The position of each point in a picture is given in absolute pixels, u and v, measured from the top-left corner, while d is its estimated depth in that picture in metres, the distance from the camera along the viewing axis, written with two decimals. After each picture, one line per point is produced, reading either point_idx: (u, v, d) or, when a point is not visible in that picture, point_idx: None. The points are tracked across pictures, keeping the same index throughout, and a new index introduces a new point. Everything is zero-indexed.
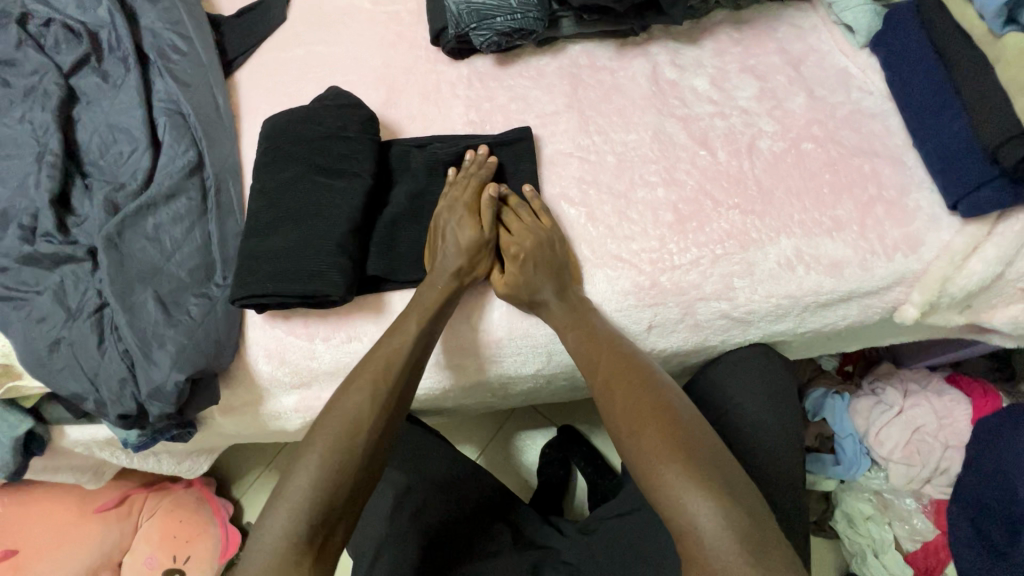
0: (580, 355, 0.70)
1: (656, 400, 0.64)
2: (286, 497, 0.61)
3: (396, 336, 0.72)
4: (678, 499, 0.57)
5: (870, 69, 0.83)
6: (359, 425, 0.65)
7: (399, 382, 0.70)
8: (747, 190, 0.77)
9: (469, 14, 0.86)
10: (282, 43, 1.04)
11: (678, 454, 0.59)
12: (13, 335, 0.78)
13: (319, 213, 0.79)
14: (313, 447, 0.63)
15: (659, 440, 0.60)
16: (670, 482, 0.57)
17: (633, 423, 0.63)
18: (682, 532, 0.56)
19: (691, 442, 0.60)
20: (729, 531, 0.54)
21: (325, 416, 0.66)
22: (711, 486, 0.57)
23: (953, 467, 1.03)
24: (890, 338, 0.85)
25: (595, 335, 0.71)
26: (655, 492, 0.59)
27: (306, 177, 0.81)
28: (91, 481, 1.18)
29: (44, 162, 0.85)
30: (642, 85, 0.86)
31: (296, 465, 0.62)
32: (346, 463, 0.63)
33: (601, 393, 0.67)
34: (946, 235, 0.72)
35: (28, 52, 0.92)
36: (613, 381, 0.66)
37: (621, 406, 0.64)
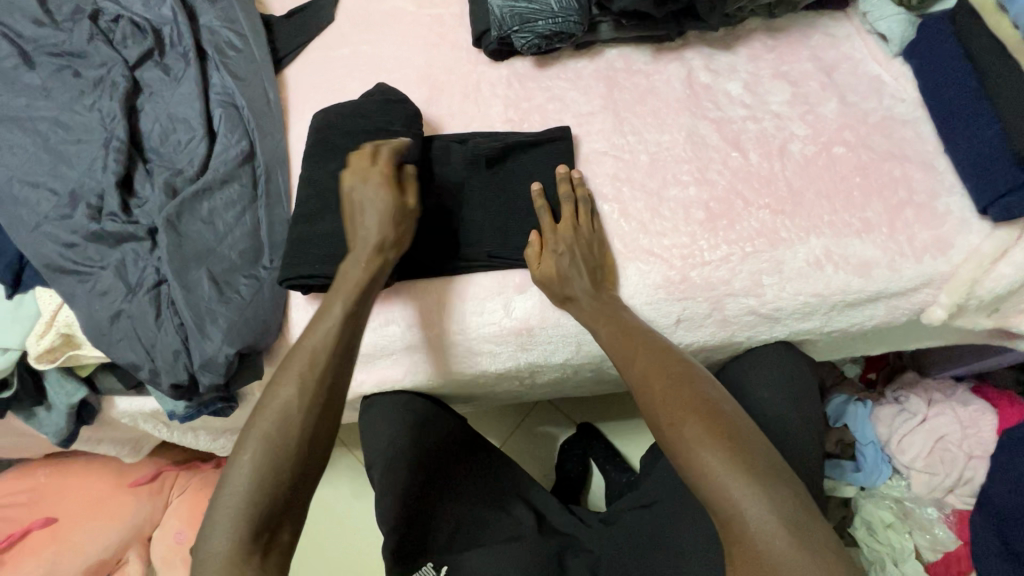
0: (613, 345, 0.72)
1: (692, 388, 0.66)
2: (219, 506, 0.61)
3: (325, 322, 0.71)
4: (725, 488, 0.58)
5: (903, 77, 0.84)
6: (294, 416, 0.65)
7: (334, 367, 0.69)
8: (778, 191, 0.79)
9: (512, 17, 0.90)
10: (329, 43, 1.09)
11: (720, 444, 0.61)
12: (78, 306, 0.83)
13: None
14: (252, 441, 0.63)
15: (700, 430, 0.62)
16: (716, 473, 0.59)
17: (674, 413, 0.64)
18: (728, 521, 0.58)
19: (732, 430, 0.62)
20: (777, 518, 0.56)
21: (252, 418, 0.65)
22: (756, 475, 0.59)
23: (977, 476, 1.03)
24: (915, 341, 0.86)
25: (630, 327, 0.73)
26: (700, 483, 0.60)
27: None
28: (129, 455, 1.24)
29: (111, 148, 0.91)
30: (677, 88, 0.89)
31: (228, 473, 0.62)
32: (285, 455, 0.63)
33: (635, 385, 0.69)
34: (975, 239, 0.73)
35: (99, 46, 0.99)
36: (649, 372, 0.68)
37: (658, 397, 0.66)
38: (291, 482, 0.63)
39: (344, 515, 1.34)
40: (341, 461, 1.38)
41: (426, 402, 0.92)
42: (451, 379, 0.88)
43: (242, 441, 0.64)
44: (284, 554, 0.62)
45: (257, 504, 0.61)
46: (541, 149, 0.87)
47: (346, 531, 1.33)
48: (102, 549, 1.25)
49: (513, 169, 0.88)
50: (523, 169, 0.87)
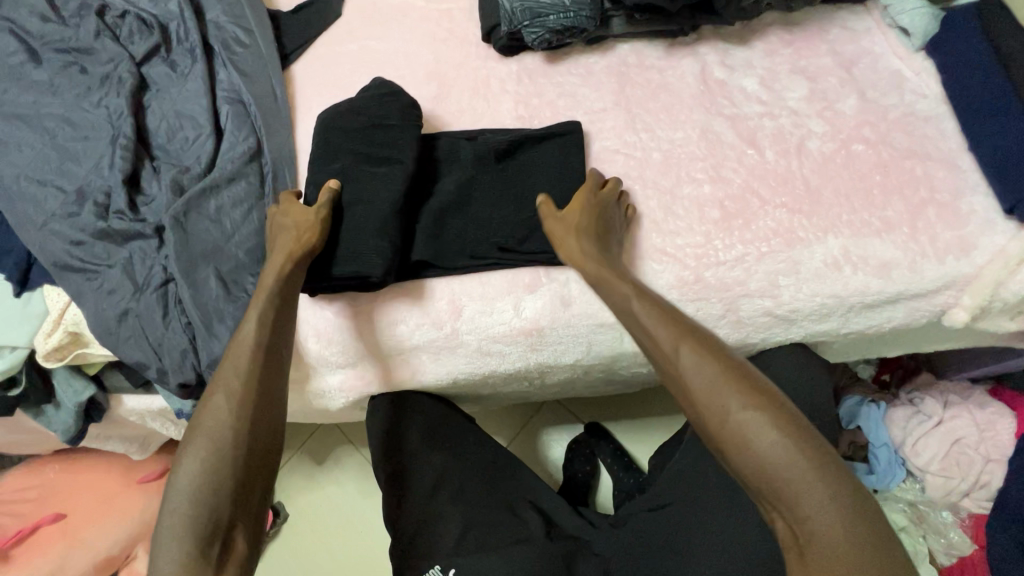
0: (654, 328, 0.64)
1: (744, 375, 0.59)
2: (163, 523, 0.61)
3: (244, 330, 0.72)
4: (802, 490, 0.53)
5: (926, 72, 0.82)
6: (228, 425, 0.65)
7: (260, 372, 0.70)
8: (795, 189, 0.77)
9: (523, 11, 0.88)
10: (336, 39, 1.08)
11: (788, 440, 0.55)
12: (86, 305, 0.83)
13: (360, 200, 0.82)
14: (189, 454, 0.64)
15: (765, 425, 0.56)
16: (791, 471, 0.54)
17: (733, 406, 0.57)
18: (799, 523, 0.53)
19: (797, 423, 0.56)
20: (853, 518, 0.52)
21: (188, 435, 0.66)
22: (828, 472, 0.54)
23: (993, 480, 1.01)
24: (933, 343, 0.84)
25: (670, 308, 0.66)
26: (764, 482, 0.55)
27: (347, 166, 0.84)
28: (138, 452, 1.24)
29: (118, 145, 0.90)
30: (691, 84, 0.87)
31: (169, 490, 0.62)
32: (218, 461, 0.63)
33: (682, 373, 0.61)
34: (1000, 239, 0.71)
35: (105, 42, 0.98)
36: (699, 360, 0.60)
37: (712, 388, 0.59)
38: (232, 488, 0.63)
39: (351, 513, 1.34)
40: (348, 459, 1.38)
41: (434, 405, 0.93)
42: (461, 378, 0.88)
43: (179, 455, 0.64)
44: (239, 559, 0.62)
45: (195, 514, 0.60)
46: (552, 143, 0.86)
47: (352, 530, 1.33)
48: (111, 545, 1.25)
49: (521, 163, 0.86)
50: (532, 163, 0.86)
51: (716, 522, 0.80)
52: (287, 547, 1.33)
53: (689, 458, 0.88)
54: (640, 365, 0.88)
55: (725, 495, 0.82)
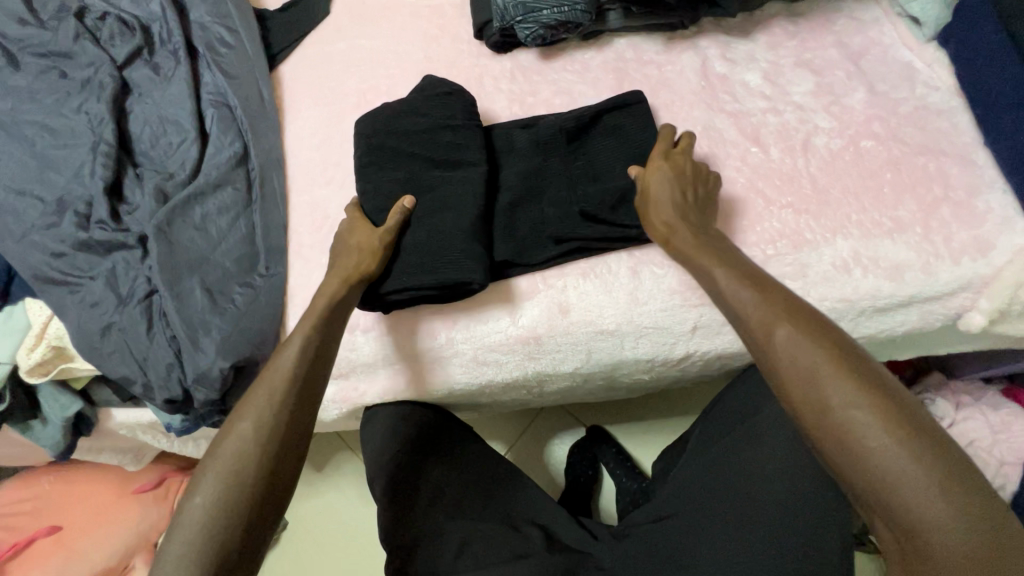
0: (748, 307, 0.60)
1: (852, 364, 0.53)
2: (170, 547, 0.56)
3: (285, 355, 0.68)
4: (905, 495, 0.47)
5: (937, 63, 0.78)
6: (249, 462, 0.60)
7: (297, 406, 0.65)
8: (801, 189, 0.74)
9: (516, 6, 0.85)
10: (325, 37, 1.05)
11: (896, 430, 0.49)
12: (68, 319, 0.80)
13: (444, 204, 0.78)
14: (203, 485, 0.58)
15: (871, 415, 0.50)
16: (898, 472, 0.48)
17: (831, 390, 0.52)
18: (902, 526, 0.47)
19: (913, 420, 0.50)
20: (973, 532, 0.45)
21: (210, 454, 0.61)
22: (947, 469, 0.47)
23: (1008, 484, 0.97)
24: (948, 346, 0.80)
25: (770, 286, 0.62)
26: (862, 474, 0.49)
27: (421, 174, 0.80)
28: (132, 464, 1.22)
29: (99, 152, 0.87)
30: (691, 79, 0.83)
31: (181, 511, 0.58)
32: (231, 501, 0.58)
33: (774, 354, 0.57)
34: (1020, 238, 0.67)
35: (85, 45, 0.95)
36: (796, 344, 0.56)
37: (809, 370, 0.54)
38: (243, 524, 0.57)
39: (349, 521, 1.31)
40: (347, 466, 1.36)
41: (431, 414, 0.90)
42: (460, 387, 0.84)
43: (193, 482, 0.59)
44: None
45: (205, 545, 0.55)
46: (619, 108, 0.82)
47: (349, 539, 1.30)
48: (109, 556, 1.23)
49: (596, 141, 0.82)
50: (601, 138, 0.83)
51: (722, 534, 0.76)
52: (285, 558, 1.31)
53: (688, 469, 0.86)
54: (642, 372, 0.85)
55: (728, 507, 0.78)
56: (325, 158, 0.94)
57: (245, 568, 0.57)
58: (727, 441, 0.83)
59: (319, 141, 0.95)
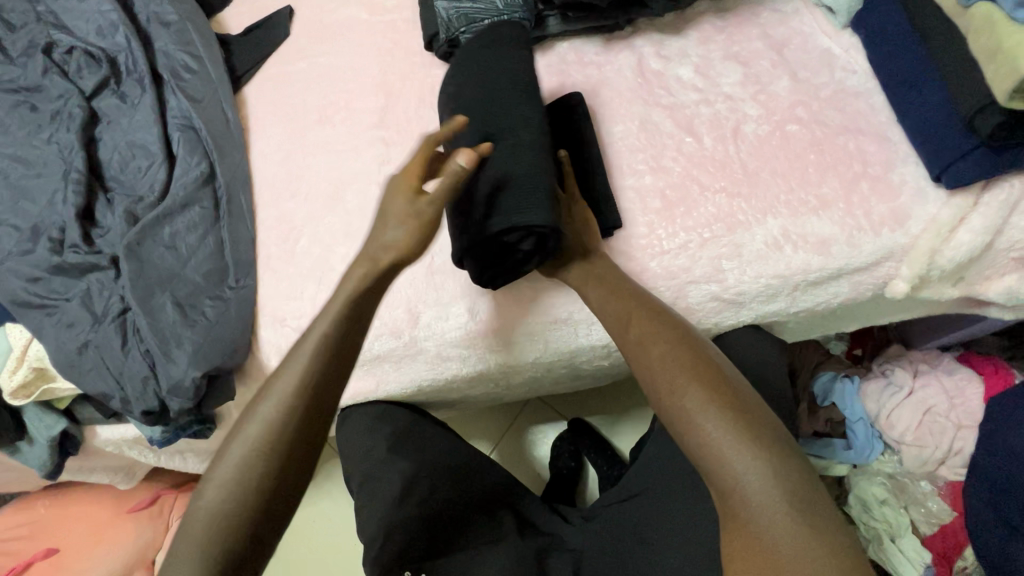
0: (610, 310, 0.69)
1: (689, 352, 0.62)
2: (181, 540, 0.58)
3: (298, 359, 0.64)
4: (723, 459, 0.54)
5: (853, 48, 0.83)
6: (248, 476, 0.59)
7: (305, 410, 0.63)
8: (733, 173, 0.78)
9: (459, 18, 0.91)
10: (286, 58, 1.09)
11: (716, 408, 0.57)
12: (46, 340, 0.84)
13: (524, 147, 0.74)
14: (214, 482, 0.59)
15: (698, 399, 0.58)
16: (718, 441, 0.55)
17: (667, 374, 0.61)
18: (720, 488, 0.54)
19: (734, 395, 0.58)
20: (775, 485, 0.52)
21: (223, 451, 0.61)
22: (757, 442, 0.54)
23: (966, 447, 1.01)
24: (887, 315, 0.85)
25: (635, 293, 0.70)
26: (695, 445, 0.56)
27: (497, 120, 0.76)
28: (124, 481, 1.25)
29: (70, 180, 0.91)
30: (628, 77, 0.88)
31: (194, 505, 0.59)
32: (228, 516, 0.57)
33: (632, 351, 0.65)
34: (932, 208, 0.72)
35: (53, 78, 0.99)
36: (645, 339, 0.65)
37: (653, 364, 0.62)
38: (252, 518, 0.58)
39: (343, 526, 1.34)
40: (338, 472, 1.38)
41: (402, 411, 0.93)
42: (426, 384, 0.88)
43: (206, 477, 0.60)
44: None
45: (214, 541, 0.57)
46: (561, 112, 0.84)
47: (342, 543, 1.33)
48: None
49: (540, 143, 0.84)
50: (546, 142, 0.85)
51: (684, 512, 0.78)
52: (282, 568, 1.32)
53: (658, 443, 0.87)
54: (601, 358, 0.88)
55: (688, 481, 0.80)
56: (289, 173, 0.98)
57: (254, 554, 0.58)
58: None
59: (283, 157, 0.99)
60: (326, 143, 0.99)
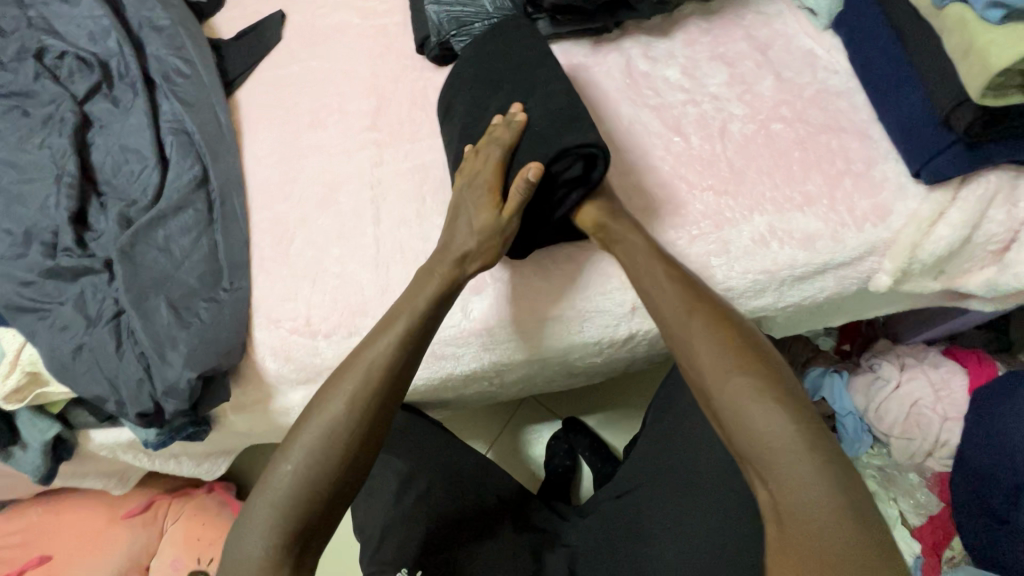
0: (665, 303, 0.66)
1: (752, 351, 0.61)
2: (255, 513, 0.62)
3: (376, 345, 0.70)
4: (789, 468, 0.54)
5: (834, 49, 0.86)
6: (325, 452, 0.64)
7: (382, 392, 0.69)
8: (720, 171, 0.80)
9: (449, 21, 0.93)
10: (278, 62, 1.10)
11: (780, 413, 0.56)
12: (39, 344, 0.84)
13: (546, 100, 0.80)
14: (294, 454, 0.65)
15: (760, 400, 0.57)
16: (785, 449, 0.55)
17: (733, 374, 0.59)
18: (783, 496, 0.54)
19: (796, 402, 0.57)
20: (840, 500, 0.52)
21: (303, 424, 0.67)
22: (819, 450, 0.55)
23: (952, 438, 1.03)
24: (873, 309, 0.87)
25: (692, 287, 0.67)
26: (758, 450, 0.56)
27: (516, 91, 0.82)
28: (118, 487, 1.24)
29: (62, 184, 0.92)
30: (616, 78, 0.89)
31: (269, 478, 0.64)
32: (307, 494, 0.63)
33: (687, 346, 0.63)
34: (913, 203, 0.74)
35: (45, 83, 1.00)
36: (707, 331, 0.62)
37: (713, 362, 0.61)
38: (326, 496, 0.64)
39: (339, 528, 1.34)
40: None
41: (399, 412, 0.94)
42: (421, 383, 0.89)
43: (282, 452, 0.65)
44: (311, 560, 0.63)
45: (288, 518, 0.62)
46: None
47: (339, 546, 1.33)
48: None
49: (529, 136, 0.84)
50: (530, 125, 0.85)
51: (677, 505, 0.79)
52: None
53: (651, 438, 0.87)
54: (593, 355, 0.89)
55: (680, 476, 0.80)
56: (282, 175, 0.98)
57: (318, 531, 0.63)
58: (676, 413, 0.85)
59: (276, 159, 1.00)
60: (319, 145, 0.99)
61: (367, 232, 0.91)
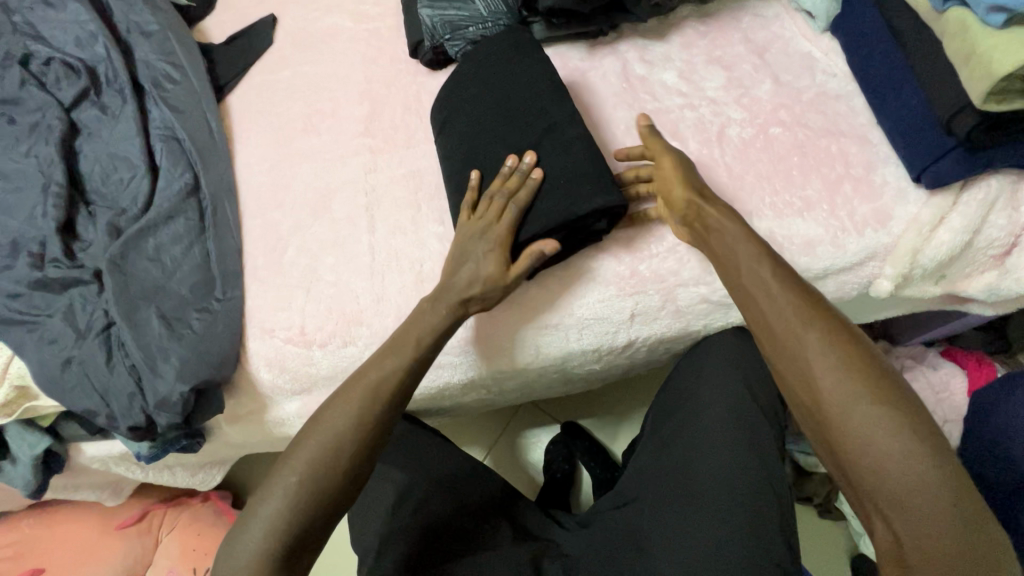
0: (779, 320, 0.65)
1: (881, 382, 0.60)
2: (256, 517, 0.64)
3: (383, 361, 0.72)
4: (919, 506, 0.55)
5: (832, 52, 0.85)
6: (323, 466, 0.65)
7: (387, 409, 0.70)
8: (718, 176, 0.79)
9: (443, 26, 0.93)
10: (270, 66, 1.08)
11: (909, 451, 0.56)
12: (27, 358, 0.82)
13: (546, 121, 0.80)
14: (291, 463, 0.66)
15: (890, 435, 0.57)
16: (918, 487, 0.55)
17: (861, 407, 0.59)
18: (909, 532, 0.55)
19: (931, 437, 0.57)
20: (969, 542, 0.53)
21: (303, 435, 0.68)
22: (951, 489, 0.55)
23: (952, 440, 1.03)
24: (874, 314, 0.86)
25: (820, 311, 0.64)
26: (887, 484, 0.56)
27: (511, 105, 0.82)
28: (111, 498, 1.23)
29: (49, 193, 0.90)
30: (613, 82, 0.88)
31: (268, 487, 0.65)
32: (299, 506, 0.64)
33: (802, 370, 0.62)
34: (913, 208, 0.73)
35: (32, 90, 0.98)
36: (831, 356, 0.61)
37: (840, 396, 0.60)
38: (320, 507, 0.65)
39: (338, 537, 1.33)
40: None
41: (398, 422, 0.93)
42: (421, 392, 0.88)
43: (282, 461, 0.67)
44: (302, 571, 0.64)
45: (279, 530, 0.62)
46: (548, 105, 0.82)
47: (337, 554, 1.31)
48: None
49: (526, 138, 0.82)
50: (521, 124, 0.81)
51: (679, 513, 0.78)
52: None
53: (651, 445, 0.87)
54: (592, 362, 0.88)
55: (680, 483, 0.80)
56: (275, 182, 0.97)
57: (312, 541, 0.64)
58: (677, 422, 0.85)
59: (268, 166, 0.99)
60: (313, 152, 0.98)
61: (362, 240, 0.90)
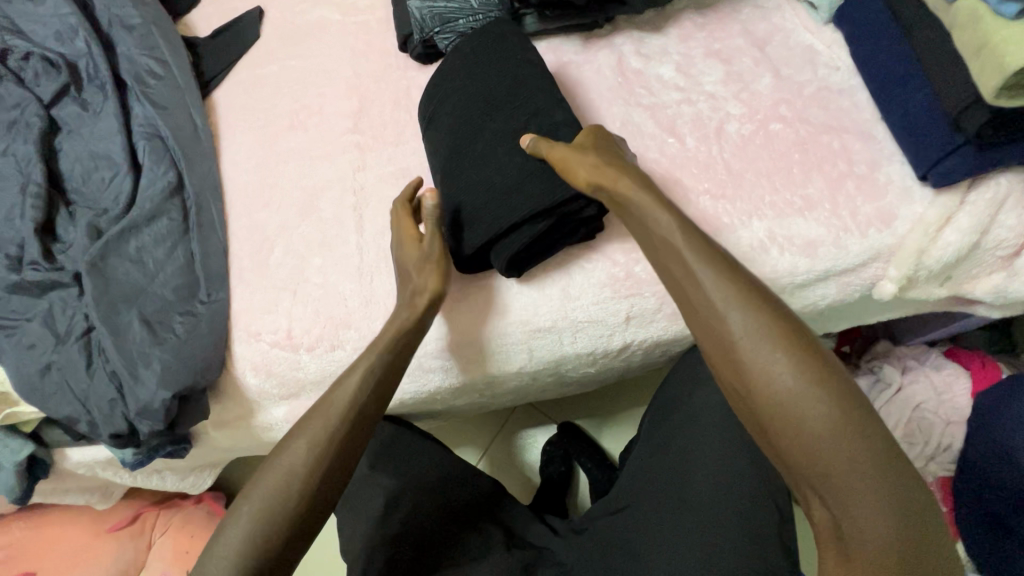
0: (695, 289, 0.57)
1: (804, 349, 0.53)
2: (217, 553, 0.60)
3: (345, 384, 0.69)
4: (849, 485, 0.50)
5: (835, 44, 0.82)
6: (283, 496, 0.62)
7: (347, 433, 0.67)
8: (717, 174, 0.76)
9: (432, 18, 0.90)
10: (256, 61, 1.05)
11: (843, 434, 0.50)
12: (6, 363, 0.80)
13: (534, 110, 0.79)
14: (254, 496, 0.63)
15: (815, 408, 0.51)
16: (845, 463, 0.50)
17: (783, 379, 0.52)
18: (843, 514, 0.50)
19: (855, 406, 0.51)
20: (902, 518, 0.49)
21: (264, 466, 0.65)
22: (884, 465, 0.50)
23: (955, 442, 1.01)
24: (877, 315, 0.84)
25: (734, 273, 0.57)
26: (814, 464, 0.51)
27: (499, 93, 0.80)
28: (101, 501, 1.21)
29: (28, 193, 0.87)
30: (609, 76, 0.85)
31: (229, 521, 0.62)
32: (261, 540, 0.60)
33: (731, 357, 0.55)
34: (918, 208, 0.71)
35: (10, 87, 0.95)
36: (751, 323, 0.54)
37: (763, 371, 0.53)
38: (282, 540, 0.61)
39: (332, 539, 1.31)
40: None
41: (389, 426, 0.91)
42: (411, 398, 0.86)
43: (245, 494, 0.63)
44: None
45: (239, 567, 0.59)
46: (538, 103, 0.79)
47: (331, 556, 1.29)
48: None
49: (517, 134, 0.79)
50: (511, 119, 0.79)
51: (676, 521, 0.76)
52: None
53: (646, 450, 0.85)
54: (587, 366, 0.86)
55: (675, 491, 0.78)
56: (261, 181, 0.94)
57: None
58: (672, 427, 0.83)
59: (254, 164, 0.96)
60: (299, 149, 0.95)
61: (350, 240, 0.87)
